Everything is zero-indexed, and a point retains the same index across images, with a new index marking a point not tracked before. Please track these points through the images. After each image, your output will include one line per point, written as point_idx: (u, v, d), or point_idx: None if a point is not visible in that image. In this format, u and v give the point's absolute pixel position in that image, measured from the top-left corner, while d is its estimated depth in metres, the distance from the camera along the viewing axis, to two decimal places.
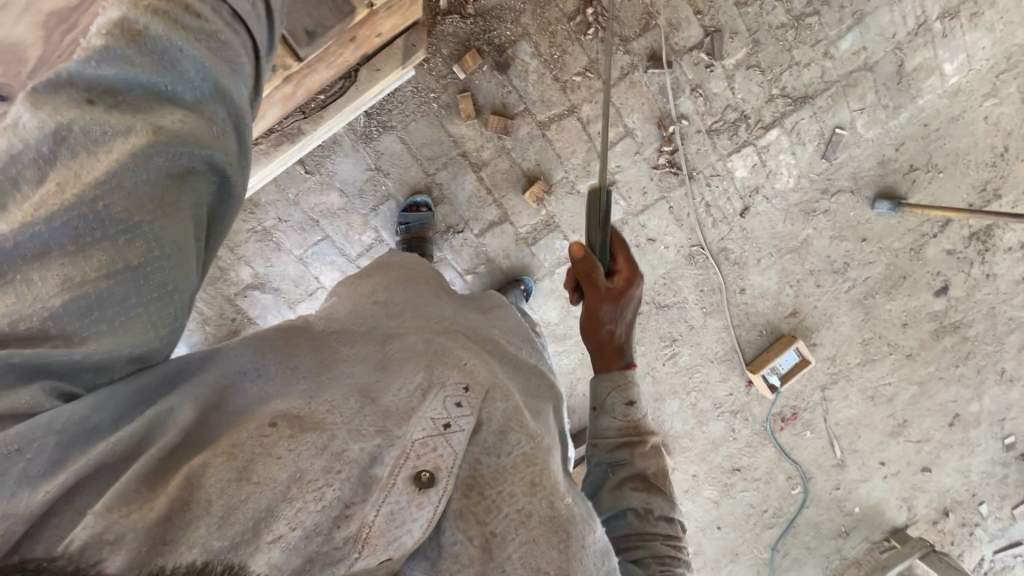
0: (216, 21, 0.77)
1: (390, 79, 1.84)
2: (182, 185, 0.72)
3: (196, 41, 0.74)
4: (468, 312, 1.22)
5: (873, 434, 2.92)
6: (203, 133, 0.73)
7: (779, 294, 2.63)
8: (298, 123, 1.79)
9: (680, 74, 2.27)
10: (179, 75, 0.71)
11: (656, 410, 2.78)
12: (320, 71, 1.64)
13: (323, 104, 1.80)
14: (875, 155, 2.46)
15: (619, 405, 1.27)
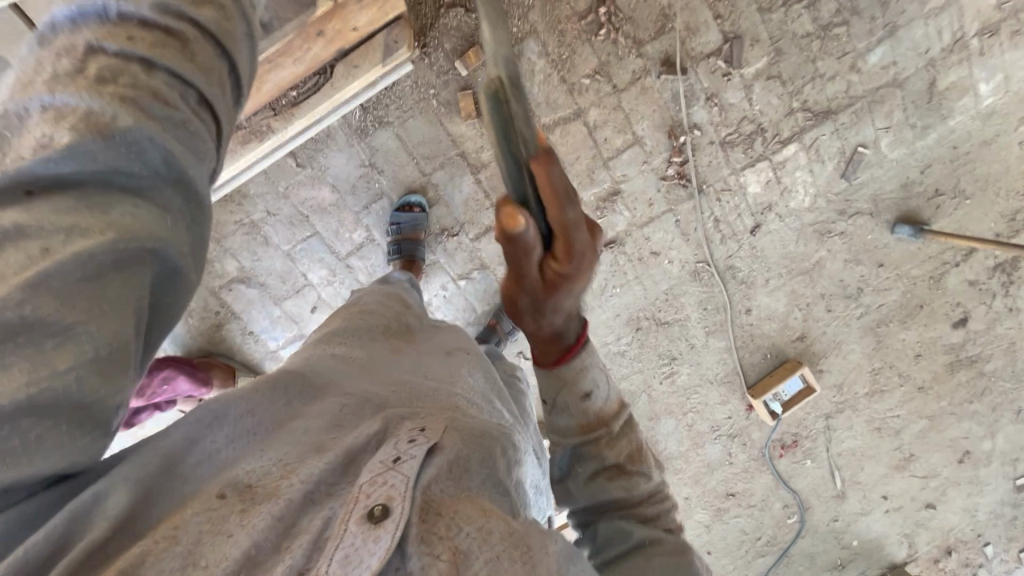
0: (183, 109, 0.66)
1: (369, 76, 1.79)
2: (130, 282, 0.59)
3: (162, 134, 0.63)
4: (428, 361, 1.14)
5: (877, 467, 2.80)
6: (152, 216, 0.61)
7: (786, 317, 2.51)
8: (266, 120, 1.78)
9: (695, 81, 2.15)
10: (131, 170, 0.60)
11: (651, 428, 2.68)
12: (289, 64, 1.66)
13: (294, 102, 1.78)
14: (898, 176, 2.32)
15: (572, 404, 1.08)
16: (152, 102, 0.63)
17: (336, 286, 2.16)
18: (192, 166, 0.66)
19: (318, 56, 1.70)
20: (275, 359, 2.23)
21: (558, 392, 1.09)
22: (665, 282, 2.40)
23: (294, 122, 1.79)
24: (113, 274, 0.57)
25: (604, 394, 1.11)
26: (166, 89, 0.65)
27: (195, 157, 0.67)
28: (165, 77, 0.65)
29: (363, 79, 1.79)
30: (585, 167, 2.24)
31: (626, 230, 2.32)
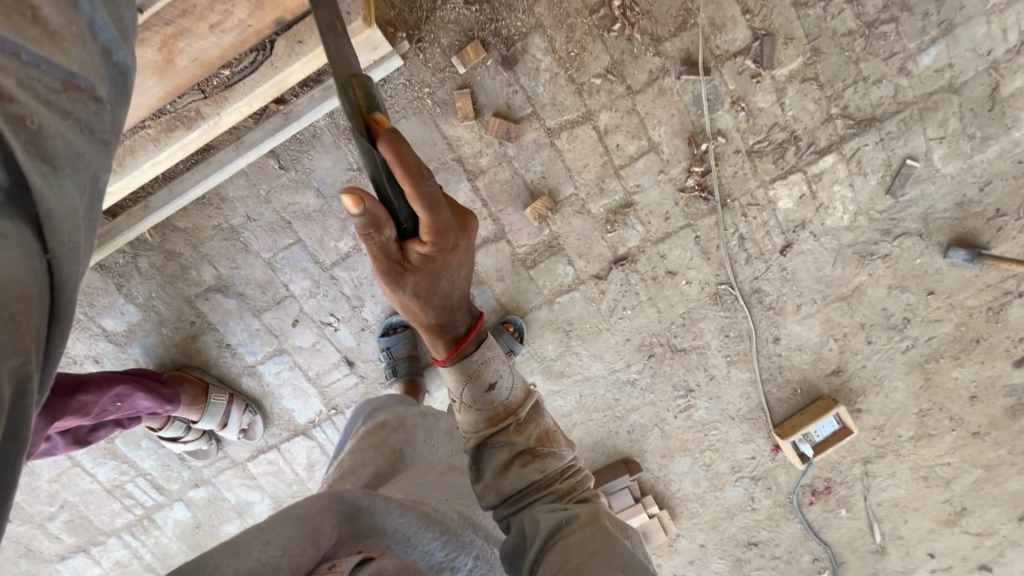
0: (38, 104, 0.69)
1: (315, 55, 1.53)
2: (15, 316, 0.60)
3: (22, 147, 0.67)
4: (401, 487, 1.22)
5: (923, 522, 2.46)
6: (34, 265, 0.66)
7: (820, 348, 2.24)
8: (197, 103, 1.53)
9: (720, 83, 1.93)
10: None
11: (664, 467, 2.41)
12: (206, 37, 1.41)
13: (228, 82, 1.54)
14: (953, 194, 2.04)
15: (476, 396, 1.11)
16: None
17: (319, 298, 2.00)
18: (49, 183, 0.70)
19: (248, 26, 1.44)
20: (253, 375, 2.07)
21: (465, 385, 1.12)
22: (681, 305, 2.17)
23: (228, 108, 1.55)
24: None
25: (509, 383, 1.14)
26: (20, 84, 0.68)
27: (49, 162, 0.70)
28: (26, 66, 0.69)
29: (308, 58, 1.53)
30: (595, 175, 2.02)
31: (640, 246, 2.10)
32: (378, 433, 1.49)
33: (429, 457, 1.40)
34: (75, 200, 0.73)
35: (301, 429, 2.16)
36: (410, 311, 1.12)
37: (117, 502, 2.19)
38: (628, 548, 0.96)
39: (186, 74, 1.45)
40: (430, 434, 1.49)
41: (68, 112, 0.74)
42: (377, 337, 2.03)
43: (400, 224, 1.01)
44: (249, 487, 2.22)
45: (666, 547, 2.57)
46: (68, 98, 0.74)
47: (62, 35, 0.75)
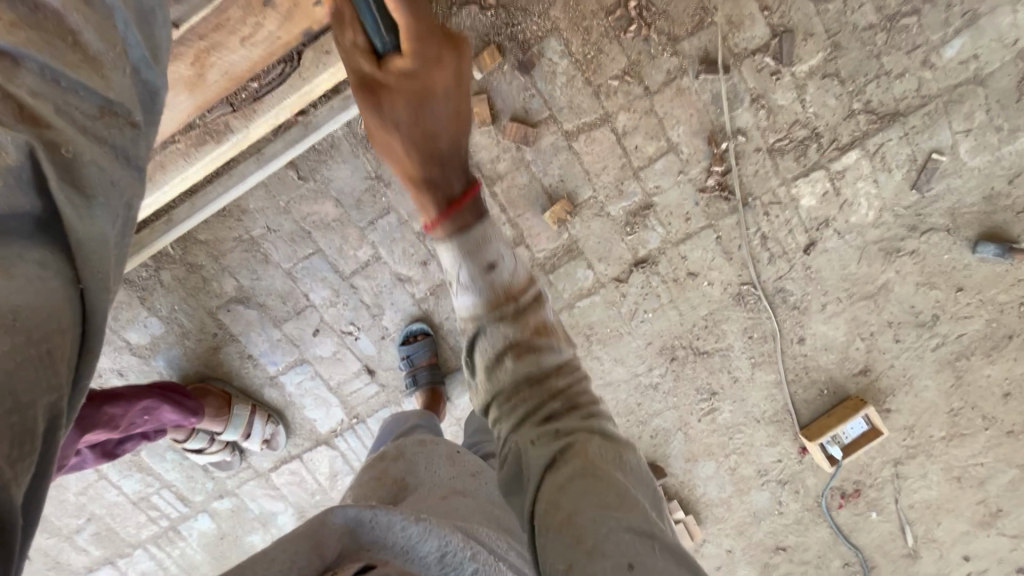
0: (75, 132, 0.74)
1: (342, 67, 1.53)
2: (50, 349, 0.65)
3: (57, 175, 0.71)
4: (429, 500, 1.14)
5: (958, 524, 2.39)
6: (67, 295, 0.71)
7: (846, 347, 2.19)
8: (225, 116, 1.54)
9: (739, 81, 1.91)
10: (14, 206, 0.68)
11: (688, 472, 2.37)
12: (237, 50, 1.43)
13: (257, 94, 1.54)
14: (981, 186, 1.99)
15: (476, 273, 1.26)
16: (36, 125, 0.70)
17: (339, 307, 1.99)
18: (82, 213, 0.74)
19: (277, 38, 1.45)
20: (275, 385, 2.08)
21: (466, 257, 1.26)
22: (704, 306, 2.14)
23: (256, 121, 1.55)
24: (17, 328, 0.63)
25: (507, 257, 1.30)
26: (57, 110, 0.73)
27: (81, 190, 0.74)
28: (64, 92, 0.75)
29: (334, 70, 1.53)
30: (614, 177, 2.00)
31: (660, 248, 2.07)
32: (376, 464, 1.33)
33: (433, 483, 1.24)
34: (107, 230, 0.77)
35: (323, 439, 2.16)
36: (399, 164, 1.26)
37: (142, 514, 2.20)
38: (624, 483, 1.00)
39: (216, 87, 1.47)
40: (432, 459, 1.34)
41: (104, 139, 0.78)
42: (397, 345, 2.02)
43: (376, 38, 1.15)
44: (272, 498, 2.22)
45: (692, 553, 2.53)
46: (103, 124, 0.79)
47: (100, 61, 0.80)
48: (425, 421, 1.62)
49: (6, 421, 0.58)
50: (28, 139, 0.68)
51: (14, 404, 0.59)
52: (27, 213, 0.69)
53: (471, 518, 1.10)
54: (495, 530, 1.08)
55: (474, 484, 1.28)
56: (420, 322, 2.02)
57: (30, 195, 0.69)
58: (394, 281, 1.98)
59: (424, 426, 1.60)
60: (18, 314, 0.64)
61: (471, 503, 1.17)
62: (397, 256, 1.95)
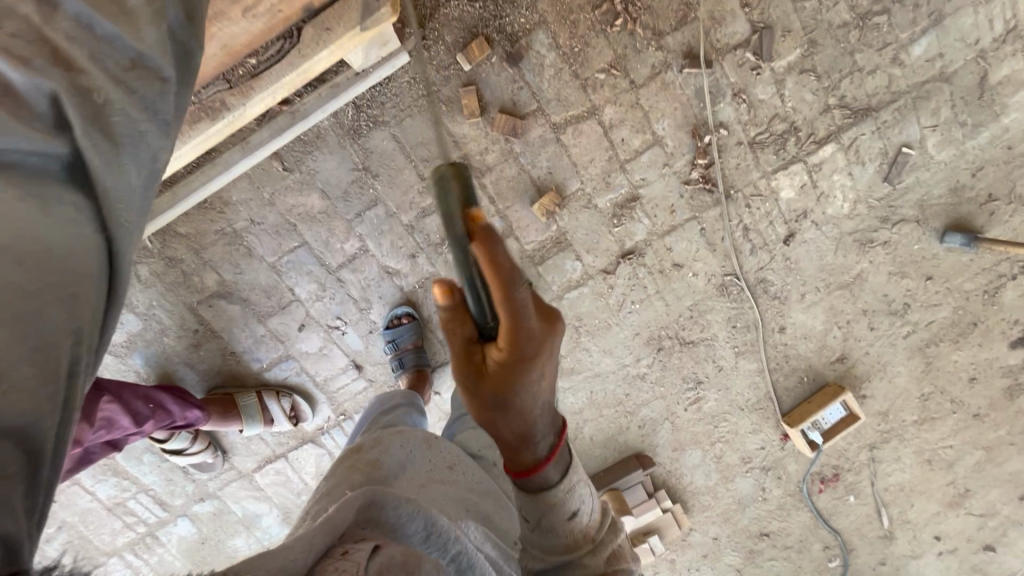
0: (104, 79, 0.75)
1: (340, 43, 1.48)
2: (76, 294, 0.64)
3: (83, 120, 0.72)
4: (410, 483, 1.02)
5: (928, 504, 2.48)
6: (97, 243, 0.70)
7: (825, 335, 2.26)
8: (220, 92, 1.48)
9: (721, 76, 1.95)
10: (42, 145, 0.68)
11: (675, 461, 2.41)
12: (238, 21, 1.40)
13: (253, 71, 1.48)
14: (946, 180, 2.09)
15: None
16: (68, 71, 0.73)
17: (325, 301, 1.96)
18: (110, 159, 0.73)
19: (278, 11, 1.43)
20: (260, 382, 2.03)
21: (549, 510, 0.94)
22: (689, 297, 2.18)
23: (251, 101, 1.50)
24: (49, 266, 0.62)
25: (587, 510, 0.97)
26: (90, 56, 0.75)
27: (108, 136, 0.73)
28: (100, 42, 0.77)
29: (334, 48, 1.49)
30: (601, 170, 2.02)
31: (646, 239, 2.11)
32: (350, 456, 1.17)
33: (407, 471, 1.12)
34: (131, 178, 0.76)
35: (309, 437, 2.12)
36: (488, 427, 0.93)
37: (117, 520, 2.12)
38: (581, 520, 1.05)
39: (212, 62, 1.43)
40: (407, 444, 1.21)
41: (132, 88, 0.77)
42: (382, 332, 1.98)
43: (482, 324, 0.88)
44: (256, 499, 2.16)
45: (679, 542, 2.57)
46: (133, 76, 0.78)
47: (136, 17, 0.80)
48: (407, 401, 1.59)
49: (30, 356, 0.57)
50: (54, 89, 0.71)
51: (40, 342, 0.58)
52: (54, 154, 0.69)
53: (453, 512, 1.02)
54: (455, 514, 1.00)
55: (452, 476, 1.18)
56: (404, 305, 1.99)
57: (57, 136, 0.70)
58: (382, 274, 1.95)
59: (406, 406, 1.57)
60: (53, 253, 0.64)
61: (451, 495, 1.09)
62: (385, 249, 1.92)
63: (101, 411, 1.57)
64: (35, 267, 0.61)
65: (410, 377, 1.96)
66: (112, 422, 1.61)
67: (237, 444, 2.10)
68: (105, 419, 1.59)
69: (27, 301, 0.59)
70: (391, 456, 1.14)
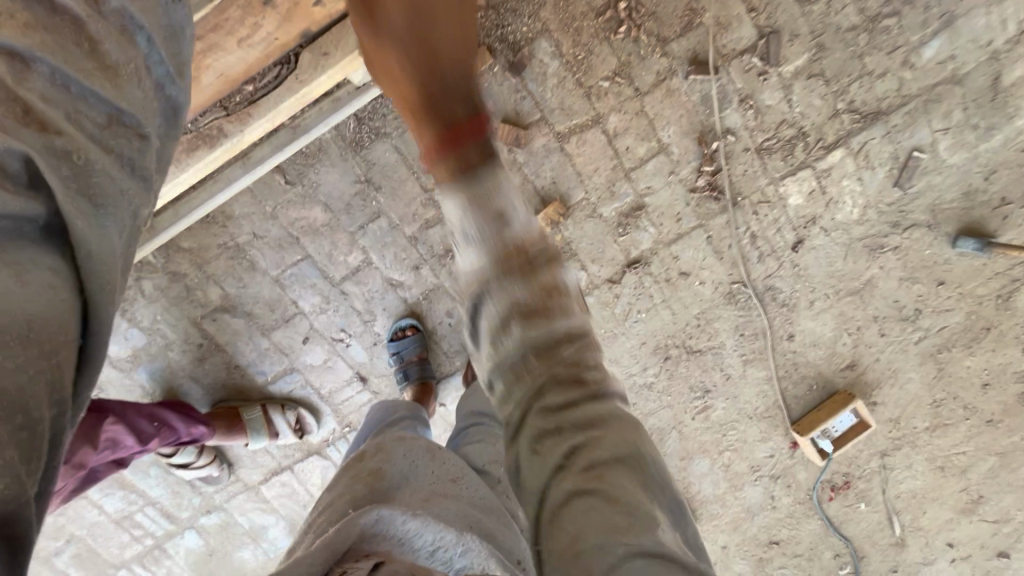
0: (86, 140, 0.71)
1: (341, 68, 1.48)
2: (51, 355, 0.62)
3: (65, 183, 0.68)
4: (416, 498, 0.98)
5: (941, 511, 2.45)
6: (74, 307, 0.67)
7: (834, 342, 2.23)
8: (218, 120, 1.50)
9: (727, 82, 1.92)
10: (20, 211, 0.64)
11: (683, 470, 2.39)
12: (234, 51, 1.40)
13: (252, 97, 1.49)
14: (958, 184, 2.05)
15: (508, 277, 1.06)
16: (43, 131, 0.67)
17: (329, 315, 1.95)
18: (91, 222, 0.69)
19: (273, 39, 1.42)
20: (265, 395, 2.03)
21: None
22: (696, 305, 2.15)
23: (252, 126, 1.49)
24: (29, 342, 0.59)
25: None
26: (68, 117, 0.70)
27: (90, 198, 0.70)
28: (75, 100, 0.72)
29: (334, 71, 1.48)
30: (606, 178, 2.00)
31: (652, 248, 2.08)
32: (353, 468, 1.13)
33: (410, 481, 1.06)
34: (111, 240, 0.72)
35: (314, 449, 2.12)
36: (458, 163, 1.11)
37: (125, 533, 2.12)
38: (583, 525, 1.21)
39: (209, 90, 1.43)
40: (411, 454, 1.15)
41: (112, 147, 0.75)
42: (387, 344, 1.96)
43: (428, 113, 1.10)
44: (263, 511, 2.16)
45: None
46: (112, 133, 0.75)
47: (117, 71, 0.77)
48: (412, 415, 1.56)
49: (15, 437, 0.55)
50: (29, 152, 0.64)
51: (24, 421, 0.56)
52: (31, 220, 0.66)
53: (456, 527, 0.93)
54: (462, 531, 0.93)
55: (457, 487, 1.10)
56: (408, 317, 1.97)
57: (34, 199, 0.65)
58: (385, 286, 1.94)
59: (413, 420, 1.54)
60: (29, 328, 0.60)
61: (457, 507, 1.01)
62: (388, 262, 1.91)
63: (106, 432, 1.58)
64: (13, 341, 0.58)
65: (416, 389, 1.93)
66: (116, 441, 1.62)
67: (243, 457, 2.10)
68: (110, 439, 1.60)
69: (9, 378, 0.56)
70: (394, 466, 1.09)
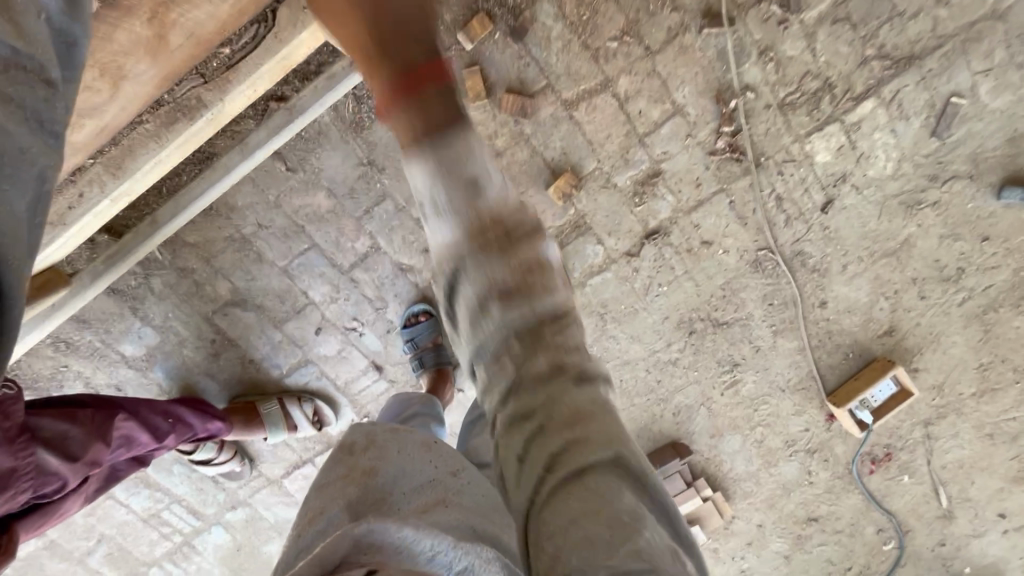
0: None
1: (320, 24, 1.40)
2: None
3: None
4: (421, 505, 0.96)
5: (991, 481, 2.31)
6: None
7: (870, 308, 2.10)
8: (196, 88, 1.42)
9: (745, 34, 1.80)
10: None
11: (713, 447, 2.30)
12: (202, 4, 1.26)
13: (230, 61, 1.42)
14: (1003, 129, 1.88)
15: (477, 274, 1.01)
16: None
17: (340, 303, 1.91)
18: None
19: None
20: (282, 389, 2.00)
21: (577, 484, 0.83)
22: (720, 275, 2.05)
23: (232, 91, 1.43)
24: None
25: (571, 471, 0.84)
26: None
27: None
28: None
29: (313, 28, 1.41)
30: (619, 146, 1.90)
31: (671, 217, 1.98)
32: (345, 460, 1.05)
33: (410, 486, 1.00)
34: (18, 211, 0.60)
35: (334, 441, 2.09)
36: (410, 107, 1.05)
37: (154, 531, 2.13)
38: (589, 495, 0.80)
39: (181, 56, 1.31)
40: (410, 446, 1.09)
41: (13, 99, 0.58)
42: (400, 331, 1.91)
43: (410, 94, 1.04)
44: (288, 505, 2.14)
45: (721, 530, 2.47)
46: (11, 82, 0.59)
47: (5, 2, 0.58)
48: (426, 409, 1.51)
49: None
50: None
51: None
52: None
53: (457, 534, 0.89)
54: (463, 537, 0.88)
55: (459, 484, 1.04)
56: (420, 302, 1.91)
57: None
58: (395, 271, 1.88)
59: (427, 415, 1.49)
60: None
61: (463, 514, 0.95)
62: (396, 246, 1.85)
63: (118, 430, 1.55)
64: None
65: (431, 377, 1.88)
66: (130, 439, 1.59)
67: (263, 451, 2.08)
68: (123, 437, 1.57)
69: None
70: (388, 465, 1.03)
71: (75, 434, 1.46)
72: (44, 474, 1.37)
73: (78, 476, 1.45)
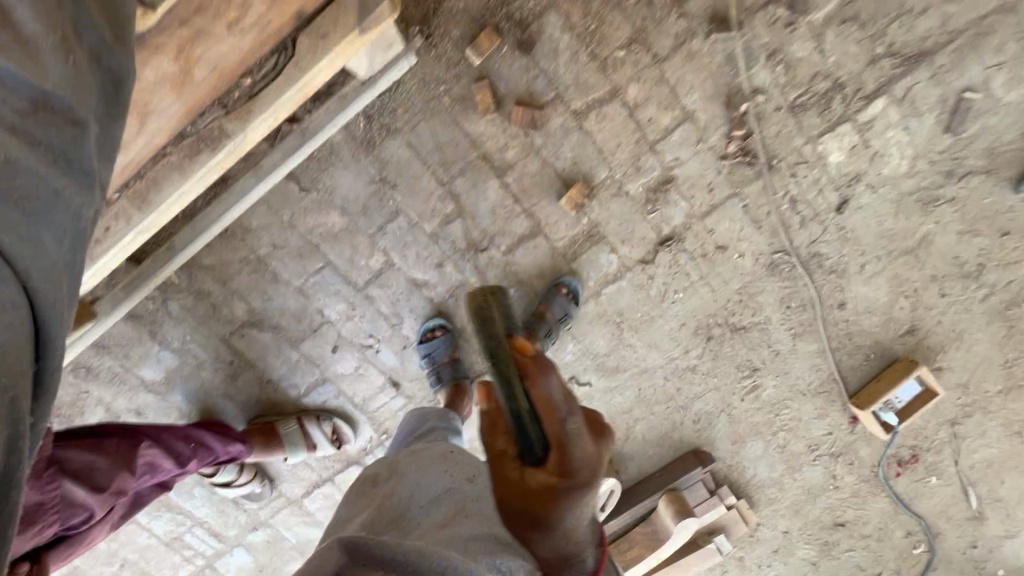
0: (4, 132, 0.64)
1: (340, 50, 1.39)
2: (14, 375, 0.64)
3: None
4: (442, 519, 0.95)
5: (1021, 480, 2.26)
6: (28, 326, 0.67)
7: (890, 308, 2.07)
8: (216, 118, 1.43)
9: (753, 37, 1.79)
10: None
11: (735, 454, 2.27)
12: (224, 37, 1.30)
13: (249, 91, 1.43)
14: (1020, 122, 1.86)
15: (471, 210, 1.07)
16: None
17: (356, 321, 1.91)
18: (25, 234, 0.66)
19: (268, 22, 1.34)
20: (299, 408, 2.00)
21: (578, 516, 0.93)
22: (736, 280, 2.03)
23: (252, 122, 1.43)
24: None
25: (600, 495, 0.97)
26: None
27: (17, 203, 0.66)
28: None
29: (332, 54, 1.39)
30: (629, 154, 1.90)
31: (684, 223, 1.97)
32: (365, 491, 1.07)
33: (424, 500, 1.00)
34: (57, 249, 0.71)
35: (353, 458, 2.09)
36: None
37: (177, 554, 2.13)
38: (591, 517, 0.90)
39: (203, 85, 1.34)
40: (426, 465, 1.10)
41: (39, 139, 0.68)
42: (417, 346, 1.91)
43: None
44: (308, 525, 2.14)
45: (747, 538, 2.43)
46: (38, 119, 0.68)
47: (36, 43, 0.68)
48: (446, 424, 1.50)
49: None
50: None
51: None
52: None
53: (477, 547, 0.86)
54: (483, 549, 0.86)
55: (474, 494, 1.02)
56: (436, 317, 1.91)
57: None
58: (410, 286, 1.89)
59: (446, 429, 1.48)
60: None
61: (480, 525, 0.93)
62: (410, 261, 1.87)
63: (142, 458, 1.55)
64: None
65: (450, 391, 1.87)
66: (154, 466, 1.58)
67: (283, 471, 2.08)
68: (147, 465, 1.56)
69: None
70: (403, 486, 1.03)
71: (99, 465, 1.46)
72: (71, 504, 1.38)
73: (104, 507, 1.45)
